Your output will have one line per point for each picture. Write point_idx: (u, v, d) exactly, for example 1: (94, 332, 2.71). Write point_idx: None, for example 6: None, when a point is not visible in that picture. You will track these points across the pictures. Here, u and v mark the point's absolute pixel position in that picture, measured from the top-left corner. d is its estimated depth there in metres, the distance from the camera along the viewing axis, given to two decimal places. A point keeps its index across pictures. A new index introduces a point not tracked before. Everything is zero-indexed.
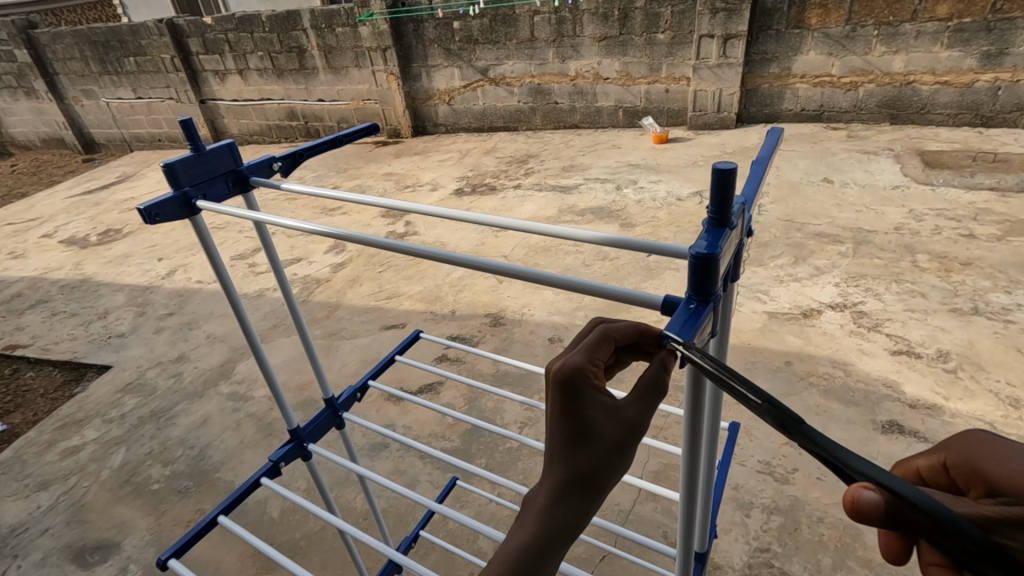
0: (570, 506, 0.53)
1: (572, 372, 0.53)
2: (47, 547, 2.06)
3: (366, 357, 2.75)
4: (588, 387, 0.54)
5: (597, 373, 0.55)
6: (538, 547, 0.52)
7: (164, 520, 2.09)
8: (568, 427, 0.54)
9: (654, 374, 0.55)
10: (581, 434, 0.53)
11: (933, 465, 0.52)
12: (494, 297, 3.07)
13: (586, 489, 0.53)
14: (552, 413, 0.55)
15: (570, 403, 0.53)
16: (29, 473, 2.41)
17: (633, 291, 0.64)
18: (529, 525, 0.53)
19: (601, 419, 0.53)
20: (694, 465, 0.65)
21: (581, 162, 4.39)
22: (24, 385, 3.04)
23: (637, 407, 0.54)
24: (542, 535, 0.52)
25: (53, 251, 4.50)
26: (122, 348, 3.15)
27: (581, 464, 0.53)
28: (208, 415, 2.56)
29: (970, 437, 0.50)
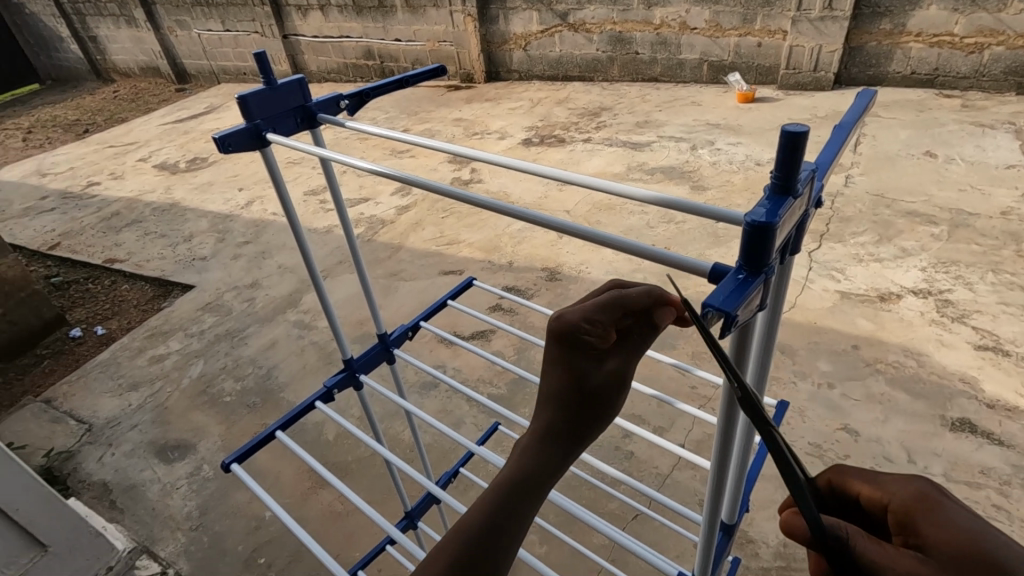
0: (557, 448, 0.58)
1: (580, 326, 0.57)
2: (135, 441, 2.32)
3: (423, 299, 2.85)
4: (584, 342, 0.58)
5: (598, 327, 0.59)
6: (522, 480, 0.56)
7: (234, 429, 2.30)
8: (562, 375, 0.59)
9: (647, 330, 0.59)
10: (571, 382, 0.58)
11: (865, 493, 0.57)
12: (553, 252, 3.06)
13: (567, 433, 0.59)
14: (551, 361, 0.60)
15: (569, 355, 0.58)
16: (122, 374, 2.70)
17: (694, 264, 0.61)
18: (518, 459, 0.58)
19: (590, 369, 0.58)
20: (727, 438, 0.64)
21: (656, 118, 4.20)
22: (120, 296, 3.35)
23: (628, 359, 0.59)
24: (530, 468, 0.57)
25: (147, 174, 4.84)
26: (204, 270, 3.39)
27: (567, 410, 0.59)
28: (275, 338, 2.75)
29: (895, 484, 0.56)
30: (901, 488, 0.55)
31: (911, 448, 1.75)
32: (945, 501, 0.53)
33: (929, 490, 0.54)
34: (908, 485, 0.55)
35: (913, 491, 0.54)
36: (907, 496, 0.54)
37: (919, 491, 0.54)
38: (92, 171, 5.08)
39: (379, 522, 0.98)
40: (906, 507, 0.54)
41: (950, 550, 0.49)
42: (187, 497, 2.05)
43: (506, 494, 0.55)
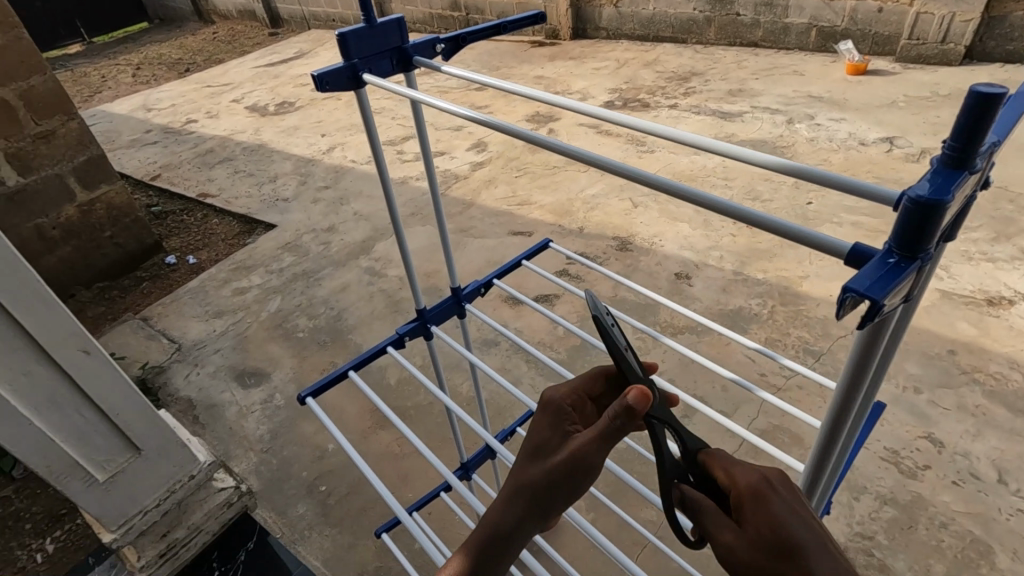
0: (534, 507, 0.73)
1: (558, 405, 0.78)
2: (218, 364, 2.51)
3: (490, 258, 2.85)
4: (554, 424, 0.76)
5: (567, 413, 0.77)
6: (503, 525, 0.73)
7: (305, 364, 2.43)
8: (539, 448, 0.75)
9: (612, 420, 0.68)
10: (547, 455, 0.74)
11: (726, 479, 0.66)
12: (626, 222, 2.97)
13: (545, 496, 0.72)
14: (532, 436, 0.77)
15: (543, 433, 0.76)
16: (209, 302, 2.90)
17: (837, 242, 0.54)
18: (501, 509, 0.74)
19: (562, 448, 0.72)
20: (846, 407, 0.59)
21: (751, 86, 3.91)
22: (211, 229, 3.58)
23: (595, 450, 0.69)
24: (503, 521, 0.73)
25: (239, 115, 5.06)
26: (285, 211, 3.55)
27: (541, 477, 0.72)
28: (347, 282, 2.86)
29: (749, 473, 0.63)
30: (744, 479, 0.63)
31: (1003, 468, 1.61)
32: (785, 495, 0.60)
33: (763, 482, 0.61)
34: (749, 477, 0.62)
35: (750, 483, 0.62)
36: (745, 487, 0.62)
37: (757, 484, 0.61)
38: (191, 108, 5.37)
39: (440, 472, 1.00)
40: (744, 492, 0.61)
41: (759, 535, 0.58)
42: (260, 421, 2.20)
43: (483, 539, 0.73)
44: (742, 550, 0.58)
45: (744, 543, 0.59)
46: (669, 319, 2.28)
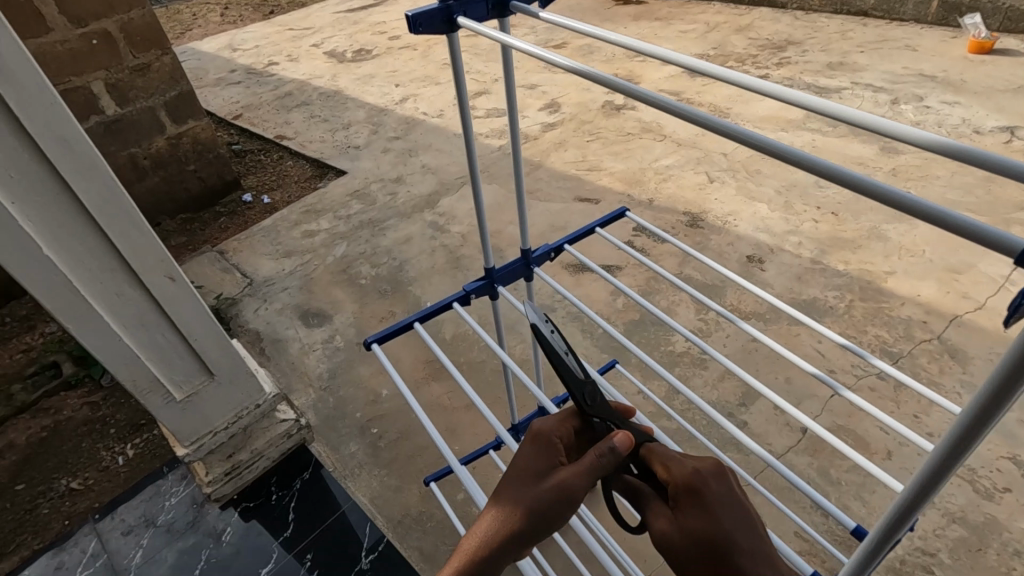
0: (517, 538, 0.72)
1: (548, 436, 0.78)
2: (285, 301, 2.62)
3: (554, 222, 2.81)
4: (542, 454, 0.76)
5: (557, 445, 0.77)
6: (484, 552, 0.72)
7: (365, 310, 2.51)
8: (526, 477, 0.74)
9: (599, 458, 0.70)
10: (535, 486, 0.73)
11: (664, 472, 0.71)
12: (699, 197, 2.84)
13: (530, 527, 0.72)
14: (518, 464, 0.76)
15: (532, 463, 0.75)
16: (280, 242, 3.01)
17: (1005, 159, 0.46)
18: (482, 537, 0.73)
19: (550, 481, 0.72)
20: (971, 437, 0.45)
21: (854, 60, 3.59)
22: (285, 171, 3.69)
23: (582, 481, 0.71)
24: (485, 550, 0.72)
25: (318, 60, 5.13)
26: (356, 159, 3.60)
27: (529, 508, 0.72)
28: (410, 234, 2.90)
29: (683, 468, 0.69)
30: (681, 474, 0.69)
31: None
32: (714, 488, 0.66)
33: (699, 475, 0.68)
34: (685, 471, 0.69)
35: (687, 476, 0.68)
36: (681, 480, 0.68)
37: (691, 479, 0.68)
38: (273, 50, 5.49)
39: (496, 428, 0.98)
40: (679, 486, 0.68)
41: (693, 526, 0.65)
42: (321, 360, 2.30)
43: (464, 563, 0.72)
44: (673, 537, 0.66)
45: (678, 533, 0.66)
46: (735, 303, 2.19)
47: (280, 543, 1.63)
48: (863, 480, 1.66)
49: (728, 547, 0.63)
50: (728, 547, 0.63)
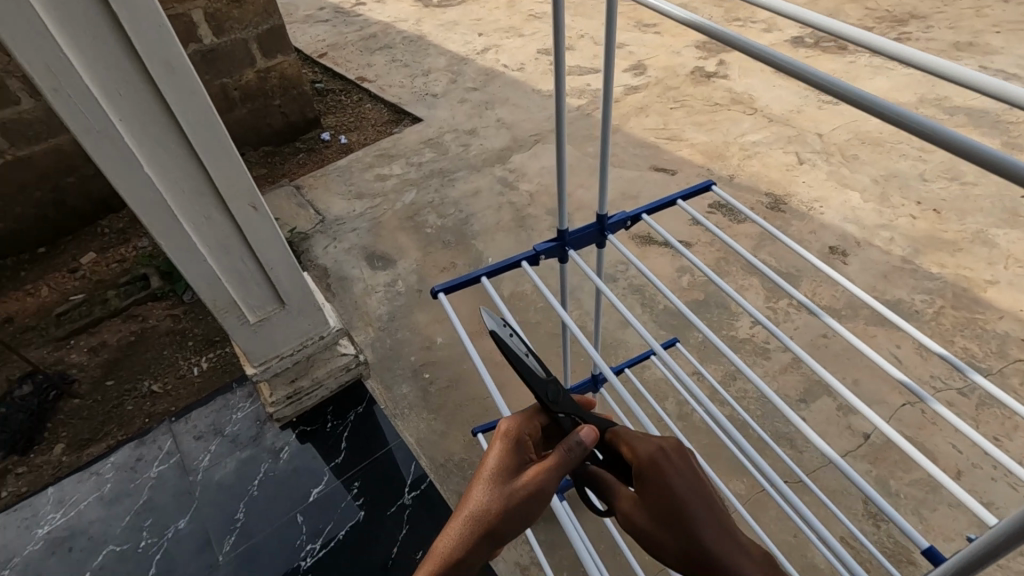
0: (492, 541, 0.64)
1: (516, 433, 0.71)
2: (352, 241, 2.70)
3: (626, 190, 2.72)
4: (513, 450, 0.70)
5: (525, 442, 0.71)
6: (454, 561, 0.62)
7: (428, 259, 2.55)
8: (497, 476, 0.67)
9: (568, 451, 0.67)
10: (504, 486, 0.66)
11: (629, 452, 0.68)
12: (785, 178, 2.67)
13: (505, 529, 0.64)
14: (486, 465, 0.68)
15: (502, 461, 0.68)
16: (353, 183, 3.08)
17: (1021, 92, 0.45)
18: (451, 542, 0.63)
19: (523, 476, 0.66)
20: None
21: (987, 41, 3.21)
22: (363, 114, 3.74)
23: (551, 478, 0.65)
24: (452, 558, 0.62)
25: (403, 3, 5.08)
26: (433, 107, 3.59)
27: (504, 507, 0.64)
28: (479, 189, 2.90)
29: (644, 447, 0.67)
30: (647, 454, 0.66)
31: None
32: (675, 467, 0.64)
33: (662, 455, 0.65)
34: (650, 452, 0.66)
35: (651, 457, 0.65)
36: (646, 460, 0.65)
37: (655, 459, 0.65)
38: None
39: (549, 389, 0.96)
40: (640, 464, 0.65)
41: (659, 508, 0.62)
42: (382, 302, 2.37)
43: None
44: (642, 522, 0.62)
45: (640, 516, 0.63)
46: (809, 295, 2.07)
47: (331, 467, 1.69)
48: (925, 495, 1.57)
49: (693, 527, 0.60)
50: (691, 528, 0.60)
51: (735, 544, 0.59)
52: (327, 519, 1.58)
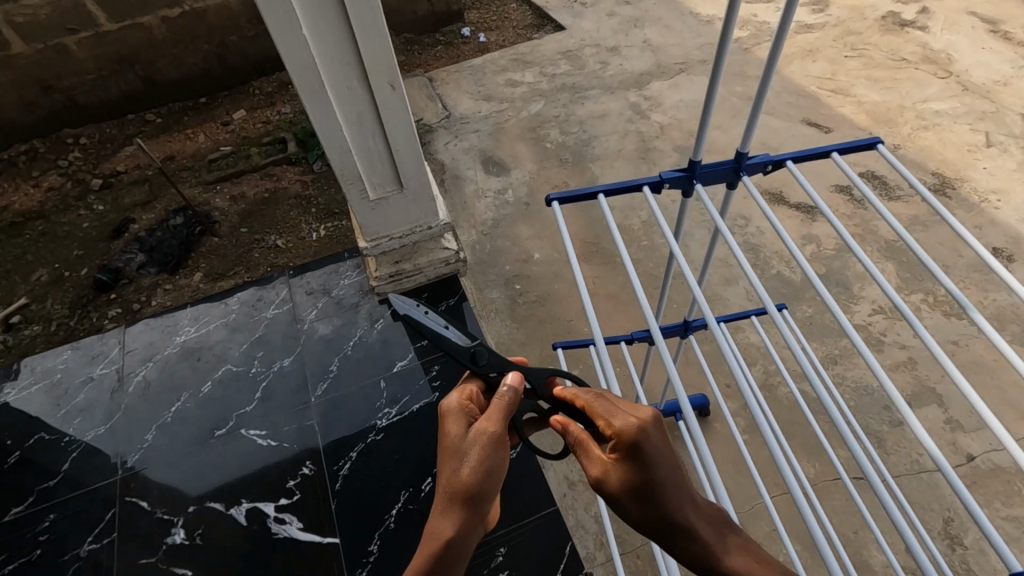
0: (472, 507, 0.66)
1: (458, 405, 0.78)
2: (472, 143, 2.72)
3: (767, 141, 2.49)
4: (455, 421, 0.75)
5: (469, 412, 0.77)
6: (446, 541, 0.63)
7: (542, 174, 2.54)
8: (456, 445, 0.71)
9: (502, 397, 0.77)
10: (465, 450, 0.70)
11: (609, 423, 0.65)
12: (963, 159, 2.30)
13: (480, 488, 0.67)
14: (446, 443, 0.72)
15: (456, 430, 0.73)
16: (483, 84, 3.05)
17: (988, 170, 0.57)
18: (440, 526, 0.65)
19: (470, 437, 0.71)
20: None
21: None
22: (506, 13, 3.62)
23: (500, 419, 0.73)
24: (444, 540, 0.63)
25: None
26: (578, 16, 3.40)
27: (473, 466, 0.68)
28: (608, 112, 2.78)
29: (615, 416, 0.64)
30: (627, 425, 0.62)
31: None
32: (654, 439, 0.61)
33: (643, 430, 0.61)
34: (628, 424, 0.62)
35: (629, 428, 0.62)
36: (624, 431, 0.62)
37: (633, 432, 0.61)
38: None
39: (648, 324, 0.86)
40: (619, 438, 0.62)
41: (631, 480, 0.59)
42: (489, 208, 2.43)
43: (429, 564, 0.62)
44: (613, 491, 0.60)
45: (615, 486, 0.60)
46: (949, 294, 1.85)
47: (416, 347, 1.76)
48: (1022, 535, 1.44)
49: (662, 505, 0.57)
50: (664, 500, 0.57)
51: (694, 514, 0.58)
52: (407, 392, 1.65)
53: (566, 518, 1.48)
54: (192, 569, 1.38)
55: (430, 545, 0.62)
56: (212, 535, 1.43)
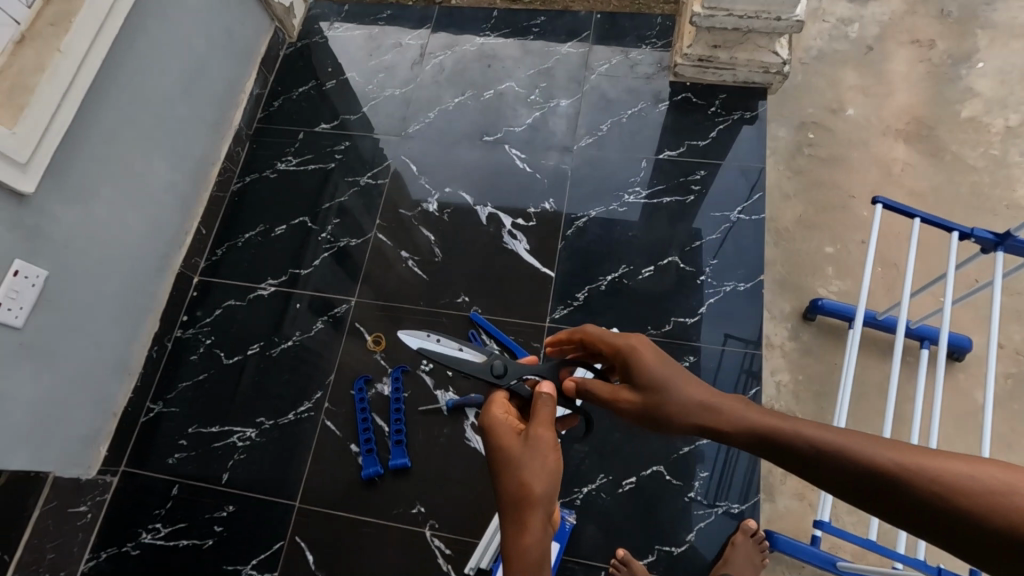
0: (542, 517, 0.73)
1: (496, 427, 0.83)
2: None
3: None
4: (504, 432, 0.82)
5: (509, 427, 0.83)
6: (526, 553, 0.70)
7: (908, 18, 1.97)
8: (512, 465, 0.77)
9: (541, 404, 0.83)
10: (520, 467, 0.76)
11: (609, 346, 0.86)
12: None
13: (543, 500, 0.74)
14: (501, 467, 0.78)
15: (504, 451, 0.79)
16: None
17: None
18: (518, 538, 0.72)
19: (523, 455, 0.78)
20: None
21: None
22: None
23: (547, 434, 0.80)
24: (529, 559, 0.69)
25: None
26: None
27: (532, 483, 0.75)
28: None
29: (609, 334, 0.87)
30: (622, 340, 0.84)
31: None
32: (646, 344, 0.82)
33: (638, 340, 0.83)
34: (621, 339, 0.85)
35: (626, 340, 0.84)
36: (625, 342, 0.83)
37: (630, 341, 0.83)
38: None
39: None
40: (625, 347, 0.83)
41: (653, 376, 0.79)
42: (822, 34, 1.98)
43: None
44: (648, 398, 0.79)
45: (646, 396, 0.79)
46: None
47: (688, 145, 1.67)
48: None
49: (677, 393, 0.76)
50: (682, 398, 0.76)
51: (699, 394, 0.75)
52: (662, 182, 1.63)
53: (752, 379, 1.43)
54: (435, 236, 1.60)
55: (517, 560, 0.70)
56: (457, 219, 1.62)
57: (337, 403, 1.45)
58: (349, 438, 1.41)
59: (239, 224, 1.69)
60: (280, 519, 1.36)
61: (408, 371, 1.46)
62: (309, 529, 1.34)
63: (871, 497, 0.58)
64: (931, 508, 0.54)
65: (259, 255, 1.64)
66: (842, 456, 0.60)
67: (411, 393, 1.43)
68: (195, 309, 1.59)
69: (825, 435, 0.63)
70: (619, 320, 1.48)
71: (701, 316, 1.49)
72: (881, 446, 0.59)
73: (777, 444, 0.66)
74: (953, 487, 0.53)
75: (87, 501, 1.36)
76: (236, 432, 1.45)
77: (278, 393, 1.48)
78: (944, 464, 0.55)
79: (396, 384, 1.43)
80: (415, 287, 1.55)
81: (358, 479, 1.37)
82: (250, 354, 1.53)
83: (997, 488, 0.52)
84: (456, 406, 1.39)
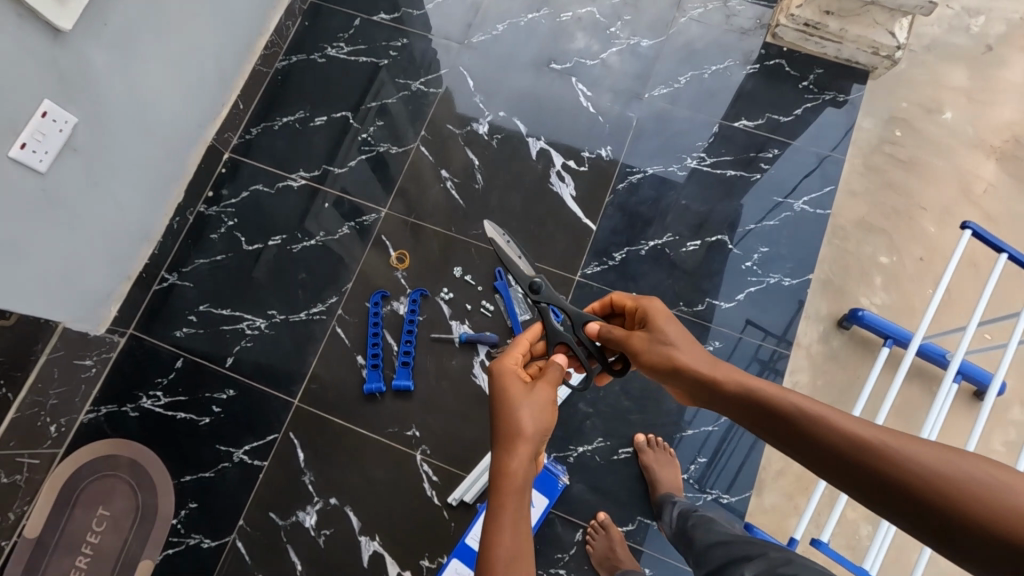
0: (533, 456, 0.71)
1: (505, 365, 0.80)
2: None
3: None
4: (511, 376, 0.78)
5: (516, 369, 0.80)
6: (511, 480, 0.68)
7: None
8: (513, 403, 0.74)
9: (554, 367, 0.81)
10: (520, 406, 0.74)
11: (635, 305, 0.84)
12: None
13: (535, 441, 0.71)
14: (501, 403, 0.75)
15: (506, 390, 0.76)
16: None
17: None
18: (506, 464, 0.69)
19: (525, 397, 0.75)
20: None
21: None
22: None
23: (548, 393, 0.77)
24: (513, 489, 0.68)
25: None
26: None
27: (529, 424, 0.72)
28: None
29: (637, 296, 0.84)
30: (647, 303, 0.82)
31: None
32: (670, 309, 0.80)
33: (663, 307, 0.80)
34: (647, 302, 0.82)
35: (653, 302, 0.81)
36: (651, 304, 0.81)
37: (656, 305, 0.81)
38: None
39: None
40: (650, 308, 0.80)
41: (667, 336, 0.76)
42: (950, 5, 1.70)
43: (507, 505, 0.67)
44: (657, 354, 0.75)
45: (655, 351, 0.76)
46: None
47: (768, 118, 1.54)
48: None
49: (688, 356, 0.73)
50: (688, 363, 0.72)
51: (710, 362, 0.71)
52: (729, 152, 1.52)
53: (767, 373, 1.39)
54: (479, 161, 1.51)
55: (503, 482, 0.68)
56: (506, 147, 1.52)
57: (351, 312, 1.42)
58: (357, 349, 1.40)
59: (279, 105, 1.60)
60: (277, 413, 1.37)
61: (426, 297, 1.42)
62: (306, 428, 1.36)
63: (861, 478, 0.56)
64: (907, 495, 0.53)
65: (296, 142, 1.56)
66: (831, 431, 0.58)
67: (426, 317, 1.40)
68: (221, 187, 1.54)
69: (817, 410, 0.60)
70: (651, 287, 1.43)
71: (738, 301, 1.43)
72: (873, 430, 0.56)
73: (770, 406, 0.63)
74: (951, 484, 0.51)
75: (93, 355, 1.37)
76: (246, 320, 1.44)
77: (295, 288, 1.45)
78: (941, 458, 0.52)
79: (412, 306, 1.40)
80: (450, 210, 1.48)
81: (361, 390, 1.37)
82: (271, 245, 1.49)
83: (980, 495, 0.50)
84: (469, 341, 1.36)
